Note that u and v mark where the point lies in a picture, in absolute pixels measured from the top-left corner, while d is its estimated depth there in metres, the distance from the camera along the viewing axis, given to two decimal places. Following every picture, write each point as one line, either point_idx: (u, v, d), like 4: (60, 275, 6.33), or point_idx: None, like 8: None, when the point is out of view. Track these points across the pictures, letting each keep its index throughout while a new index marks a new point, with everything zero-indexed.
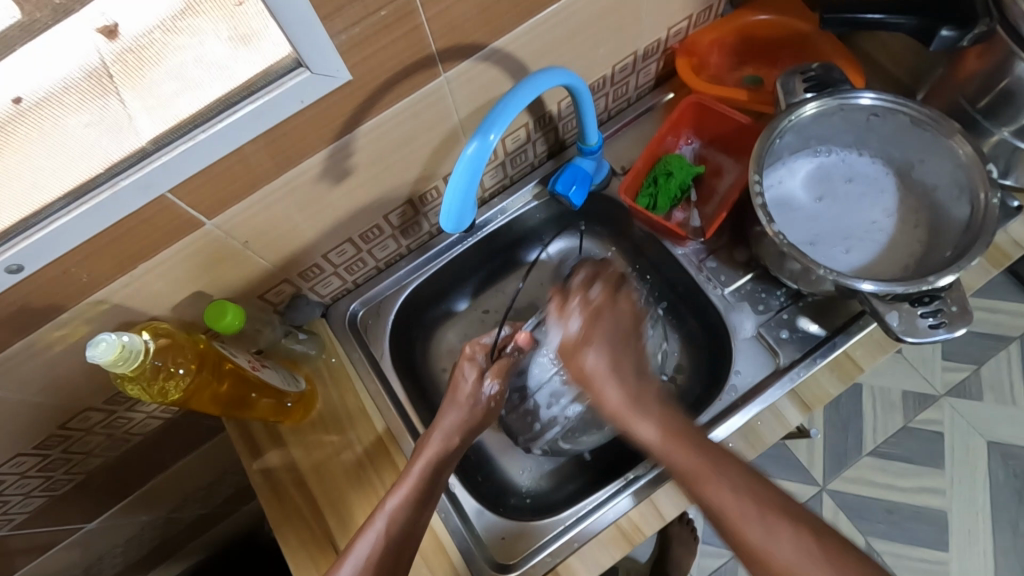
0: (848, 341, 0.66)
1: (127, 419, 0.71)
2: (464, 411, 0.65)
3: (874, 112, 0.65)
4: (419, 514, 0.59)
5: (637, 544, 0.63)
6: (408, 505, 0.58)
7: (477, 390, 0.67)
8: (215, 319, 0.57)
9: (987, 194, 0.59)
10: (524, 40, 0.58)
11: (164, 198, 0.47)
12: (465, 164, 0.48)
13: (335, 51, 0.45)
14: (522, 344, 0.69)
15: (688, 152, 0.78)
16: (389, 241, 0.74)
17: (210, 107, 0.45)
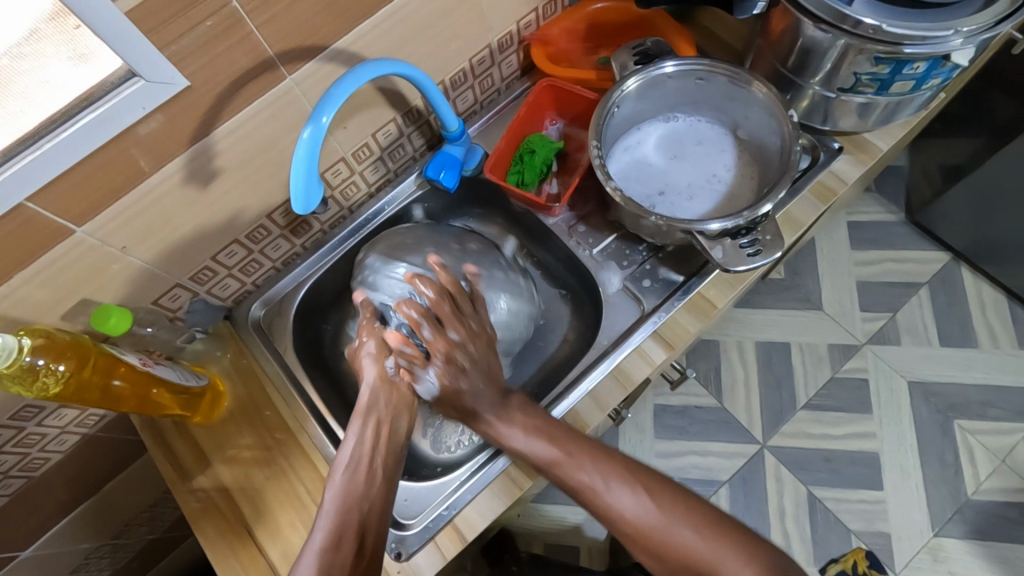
0: (702, 282, 0.73)
1: (41, 434, 0.74)
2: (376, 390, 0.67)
3: (696, 76, 0.72)
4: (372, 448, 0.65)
5: (526, 488, 0.68)
6: (365, 437, 0.65)
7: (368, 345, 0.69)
8: (101, 322, 0.61)
9: (793, 138, 0.67)
10: (366, 40, 0.65)
11: (25, 208, 0.51)
12: (304, 147, 0.54)
13: (165, 60, 0.50)
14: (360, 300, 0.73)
15: (553, 132, 0.84)
16: (280, 241, 0.79)
17: (54, 119, 0.50)
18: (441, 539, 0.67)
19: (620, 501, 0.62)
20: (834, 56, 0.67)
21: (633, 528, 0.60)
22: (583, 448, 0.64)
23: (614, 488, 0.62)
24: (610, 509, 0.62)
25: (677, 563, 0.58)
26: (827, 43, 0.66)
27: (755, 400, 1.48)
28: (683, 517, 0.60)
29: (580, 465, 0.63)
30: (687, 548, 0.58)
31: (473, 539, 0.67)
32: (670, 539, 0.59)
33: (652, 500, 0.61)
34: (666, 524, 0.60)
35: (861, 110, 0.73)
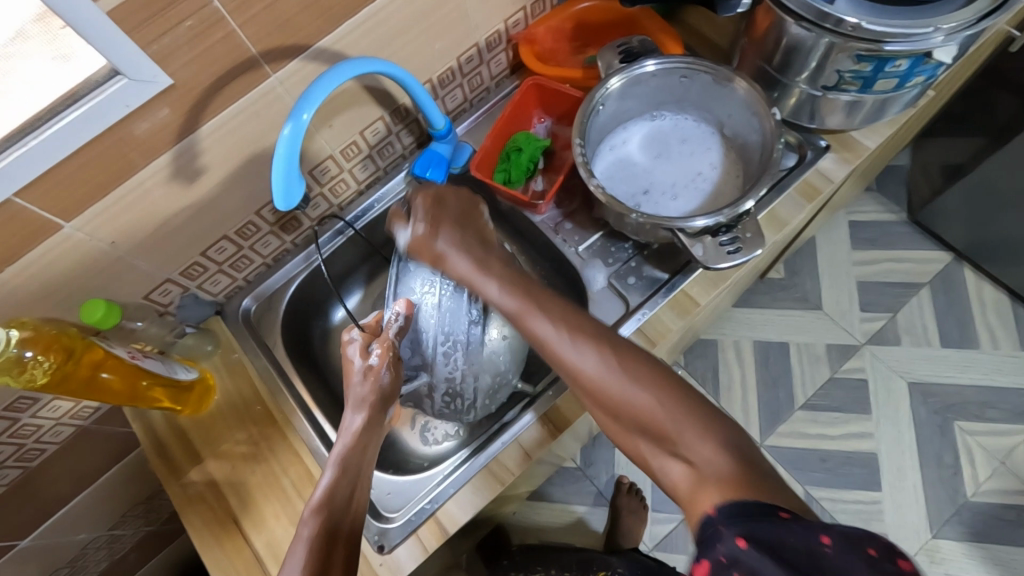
0: (686, 280, 0.73)
1: (36, 426, 0.76)
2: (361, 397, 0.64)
3: (681, 73, 0.72)
4: (353, 479, 0.59)
5: (507, 483, 0.69)
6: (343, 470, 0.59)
7: (366, 364, 0.65)
8: (89, 315, 0.63)
9: (775, 135, 0.67)
10: (350, 38, 0.65)
11: (13, 203, 0.52)
12: (284, 144, 0.55)
13: (148, 59, 0.52)
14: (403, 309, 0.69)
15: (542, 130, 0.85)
16: (270, 238, 0.80)
17: (38, 117, 0.51)
18: (423, 532, 0.68)
19: (635, 397, 0.51)
20: (819, 54, 0.67)
21: (591, 382, 0.53)
22: (578, 334, 0.56)
23: (582, 352, 0.54)
24: (574, 367, 0.54)
25: (639, 428, 0.51)
26: (811, 42, 0.66)
27: (751, 400, 1.48)
28: (646, 374, 0.52)
29: (574, 346, 0.55)
30: (640, 407, 0.51)
31: (454, 532, 0.68)
32: (622, 393, 0.52)
33: (615, 359, 0.53)
34: (622, 384, 0.52)
35: (848, 108, 0.73)
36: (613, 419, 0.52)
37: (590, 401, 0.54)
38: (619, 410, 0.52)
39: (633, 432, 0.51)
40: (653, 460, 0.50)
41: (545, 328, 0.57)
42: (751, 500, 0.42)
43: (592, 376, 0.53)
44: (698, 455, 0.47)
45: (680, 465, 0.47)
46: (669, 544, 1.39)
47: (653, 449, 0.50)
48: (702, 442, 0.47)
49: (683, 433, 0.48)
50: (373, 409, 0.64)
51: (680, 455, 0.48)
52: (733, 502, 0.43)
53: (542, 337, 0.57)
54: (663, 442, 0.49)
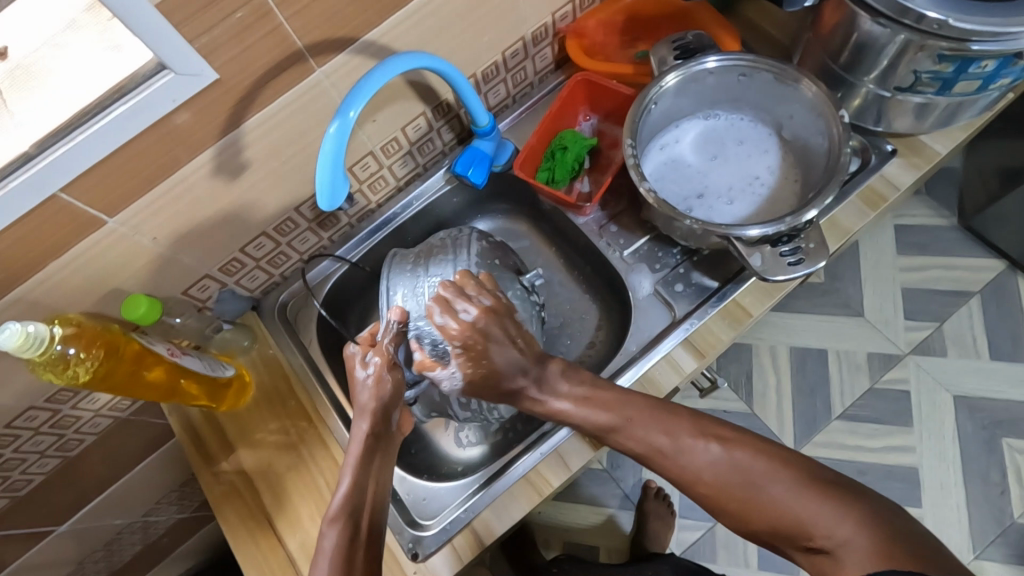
0: (738, 289, 0.70)
1: (75, 417, 0.76)
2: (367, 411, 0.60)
3: (741, 71, 0.69)
4: (360, 507, 0.57)
5: (546, 494, 0.67)
6: (354, 496, 0.57)
7: (362, 377, 0.60)
8: (131, 311, 0.62)
9: (842, 139, 0.63)
10: (397, 32, 0.63)
11: (60, 197, 0.52)
12: (330, 141, 0.54)
13: (195, 53, 0.50)
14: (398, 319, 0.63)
15: (589, 129, 0.82)
16: (308, 234, 0.78)
17: (86, 111, 0.50)
18: (458, 541, 0.66)
19: (777, 494, 0.55)
20: (892, 53, 0.62)
21: (711, 475, 0.57)
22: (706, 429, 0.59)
23: (711, 454, 0.58)
24: (682, 464, 0.58)
25: (770, 532, 0.55)
26: (885, 39, 0.61)
27: (787, 408, 1.42)
28: (767, 470, 0.56)
29: (704, 449, 0.58)
30: (773, 505, 0.55)
31: (490, 544, 0.66)
32: (769, 496, 0.55)
33: (738, 450, 0.58)
34: (754, 484, 0.56)
35: (919, 111, 0.68)
36: (747, 524, 0.57)
37: (733, 509, 0.57)
38: (755, 518, 0.56)
39: (758, 528, 0.56)
40: (788, 549, 0.56)
41: (717, 454, 0.58)
42: (903, 570, 0.47)
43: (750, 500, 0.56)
44: (836, 535, 0.51)
45: (820, 556, 0.52)
46: (697, 552, 1.36)
47: (790, 541, 0.54)
48: (844, 524, 0.51)
49: (838, 522, 0.52)
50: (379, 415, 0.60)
51: (816, 538, 0.52)
52: (886, 570, 0.48)
53: (654, 444, 0.60)
54: (795, 538, 0.54)
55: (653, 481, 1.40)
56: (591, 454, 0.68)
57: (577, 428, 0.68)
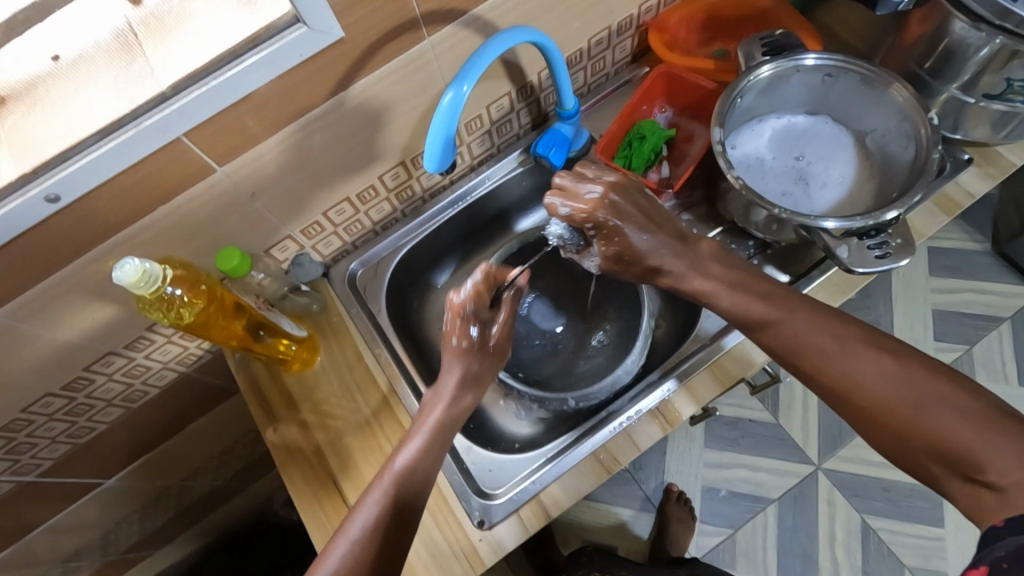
0: (810, 285, 0.71)
1: (145, 368, 0.77)
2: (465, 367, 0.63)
3: (827, 72, 0.70)
4: (432, 459, 0.59)
5: (614, 472, 0.68)
6: (435, 440, 0.60)
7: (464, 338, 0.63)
8: (225, 262, 0.64)
9: (931, 142, 0.65)
10: (501, 9, 0.65)
11: (180, 141, 0.53)
12: (443, 111, 0.55)
13: (329, 8, 0.52)
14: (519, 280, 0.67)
15: (590, 199, 0.61)
16: (385, 205, 0.80)
17: (221, 59, 0.51)
18: (524, 512, 0.67)
19: (936, 420, 0.46)
20: (982, 59, 0.64)
21: (875, 396, 0.50)
22: (892, 354, 0.51)
23: (868, 359, 0.51)
24: (885, 405, 0.49)
25: (932, 455, 0.46)
26: (979, 43, 0.63)
27: (814, 419, 1.42)
28: (937, 388, 0.48)
29: (937, 400, 0.47)
30: (940, 431, 0.46)
31: (557, 516, 0.67)
32: (920, 416, 0.47)
33: (888, 363, 0.50)
34: (920, 405, 0.47)
35: (997, 121, 0.70)
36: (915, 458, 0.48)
37: (882, 430, 0.49)
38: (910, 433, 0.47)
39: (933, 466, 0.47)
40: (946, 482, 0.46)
41: (935, 418, 0.46)
42: None
43: (872, 397, 0.50)
44: (1006, 478, 0.42)
45: (983, 490, 0.43)
46: (717, 558, 1.35)
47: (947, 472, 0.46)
48: (1001, 454, 0.43)
49: (992, 455, 0.43)
50: (472, 363, 0.63)
51: (983, 472, 0.43)
52: None
53: (858, 390, 0.51)
54: (959, 466, 0.45)
55: (676, 485, 1.40)
56: (660, 436, 0.69)
57: (646, 411, 0.69)
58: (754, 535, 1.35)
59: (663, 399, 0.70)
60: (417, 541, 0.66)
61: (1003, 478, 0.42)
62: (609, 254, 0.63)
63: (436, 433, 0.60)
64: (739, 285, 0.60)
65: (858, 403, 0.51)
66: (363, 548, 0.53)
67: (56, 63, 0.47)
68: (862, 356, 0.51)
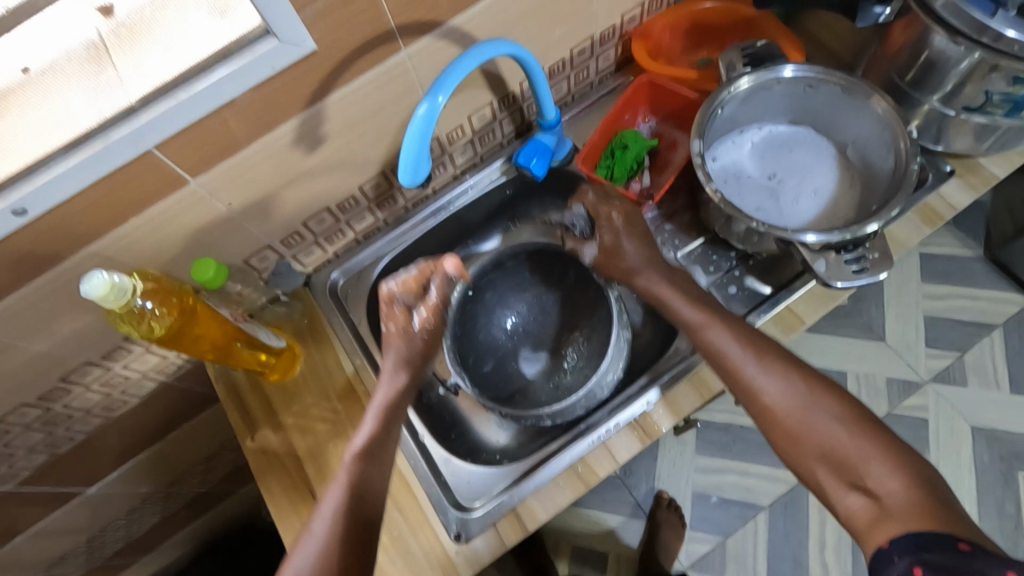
0: (791, 296, 0.71)
1: (124, 377, 0.77)
2: (403, 347, 0.70)
3: (809, 83, 0.70)
4: (386, 441, 0.64)
5: (592, 485, 0.67)
6: (383, 422, 0.65)
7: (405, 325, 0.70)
8: (199, 273, 0.63)
9: (910, 154, 0.64)
10: (479, 20, 0.65)
11: (151, 154, 0.53)
12: (417, 122, 0.55)
13: (300, 21, 0.51)
14: (451, 271, 0.67)
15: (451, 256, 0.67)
16: (366, 214, 0.80)
17: (191, 71, 0.51)
18: (501, 525, 0.67)
19: (830, 435, 0.55)
20: (962, 71, 0.64)
21: (782, 409, 0.58)
22: (785, 368, 0.60)
23: (774, 377, 0.59)
24: (784, 419, 0.57)
25: (820, 458, 0.55)
26: (957, 56, 0.63)
27: None
28: (828, 406, 0.57)
29: (828, 415, 0.56)
30: (829, 442, 0.55)
31: (534, 529, 0.67)
32: (819, 433, 0.55)
33: (796, 384, 0.58)
34: (809, 421, 0.56)
35: (980, 132, 0.69)
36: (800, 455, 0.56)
37: (779, 437, 0.58)
38: (800, 442, 0.56)
39: (813, 463, 0.56)
40: (828, 488, 0.54)
41: (834, 433, 0.55)
42: (923, 531, 0.46)
43: (773, 407, 0.58)
44: (883, 487, 0.50)
45: (860, 495, 0.52)
46: (706, 565, 1.35)
47: (831, 477, 0.54)
48: (871, 463, 0.52)
49: (870, 465, 0.52)
50: (403, 352, 0.70)
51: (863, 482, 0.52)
52: (908, 533, 0.47)
53: (765, 400, 0.59)
54: (843, 471, 0.53)
55: (666, 491, 1.40)
56: (639, 448, 0.68)
57: (625, 423, 0.69)
58: (744, 542, 1.35)
59: (643, 410, 0.69)
60: (394, 555, 0.66)
61: (879, 487, 0.51)
62: (604, 245, 0.73)
63: (382, 416, 0.66)
64: (690, 299, 0.67)
65: (760, 413, 0.59)
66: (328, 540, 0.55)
67: (26, 75, 0.48)
68: (771, 371, 0.60)
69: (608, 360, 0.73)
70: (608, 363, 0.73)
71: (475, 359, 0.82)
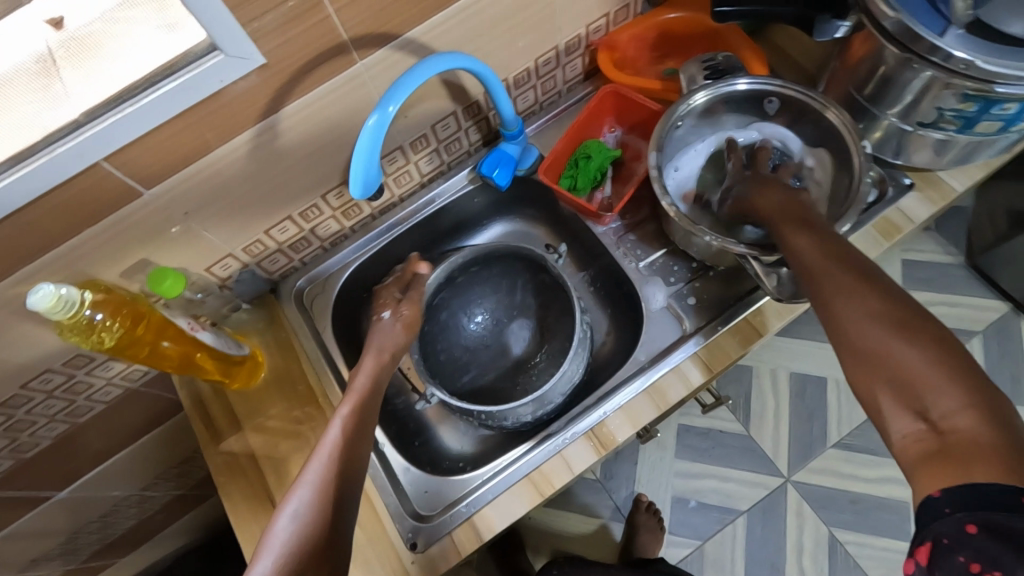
0: (750, 308, 0.71)
1: (89, 383, 0.77)
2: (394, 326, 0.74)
3: (764, 96, 0.71)
4: (367, 412, 0.64)
5: (548, 495, 0.68)
6: (364, 398, 0.65)
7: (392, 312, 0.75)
8: (155, 283, 0.64)
9: (864, 169, 0.65)
10: (437, 31, 0.65)
11: (101, 166, 0.53)
12: (367, 135, 0.55)
13: (246, 35, 0.51)
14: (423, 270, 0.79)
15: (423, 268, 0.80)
16: (332, 221, 0.80)
17: (137, 84, 0.51)
18: (457, 534, 0.67)
19: (909, 357, 0.45)
20: (917, 88, 0.64)
21: (864, 323, 0.48)
22: (863, 282, 0.51)
23: (856, 288, 0.50)
24: (862, 333, 0.48)
25: (887, 381, 0.46)
26: (911, 72, 0.63)
27: (783, 432, 1.41)
28: (923, 332, 0.46)
29: (914, 339, 0.46)
30: (906, 365, 0.45)
31: (489, 539, 0.67)
32: (896, 356, 0.46)
33: (883, 299, 0.49)
34: (889, 344, 0.46)
35: (937, 147, 0.70)
36: (867, 373, 0.47)
37: (844, 348, 0.49)
38: (873, 360, 0.47)
39: (875, 385, 0.47)
40: (889, 416, 0.45)
41: (914, 355, 0.45)
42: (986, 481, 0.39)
43: (852, 320, 0.49)
44: (950, 421, 0.42)
45: (921, 425, 0.43)
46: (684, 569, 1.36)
47: (894, 404, 0.45)
48: (946, 396, 0.43)
49: (944, 395, 0.43)
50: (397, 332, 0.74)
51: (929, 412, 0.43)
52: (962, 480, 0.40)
53: (841, 310, 0.50)
54: (908, 394, 0.44)
55: (645, 495, 1.40)
56: (595, 458, 0.69)
57: (581, 433, 0.69)
58: (721, 547, 1.36)
59: (600, 420, 0.70)
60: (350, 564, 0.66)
61: (943, 418, 0.42)
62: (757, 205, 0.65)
63: (362, 390, 0.66)
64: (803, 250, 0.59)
65: (830, 328, 0.51)
66: (309, 507, 0.53)
67: None
68: (851, 286, 0.50)
69: (566, 362, 0.75)
70: (567, 363, 0.75)
71: (447, 375, 0.83)
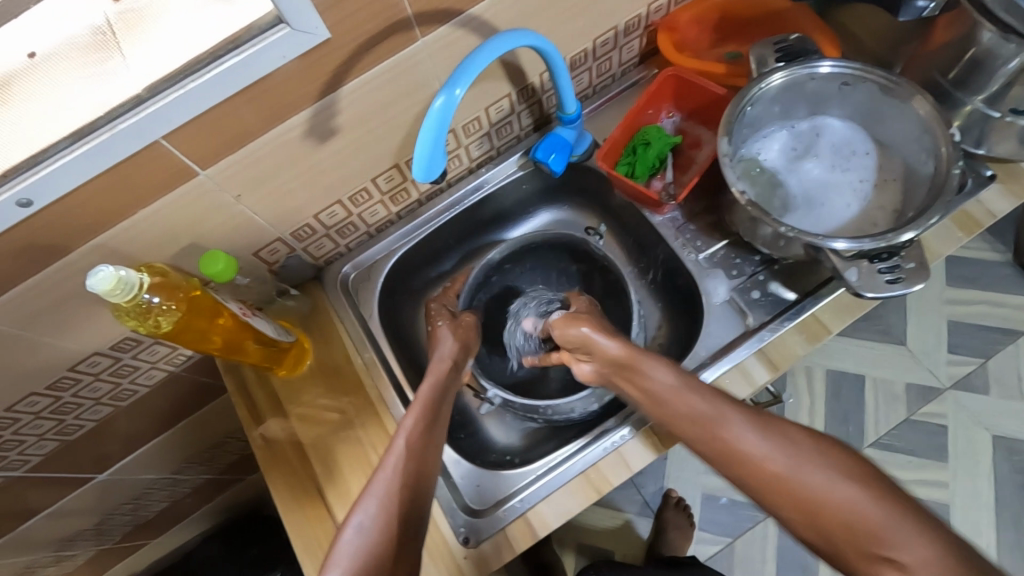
0: (818, 304, 0.68)
1: (133, 367, 0.76)
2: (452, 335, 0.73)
3: (844, 80, 0.66)
4: (433, 424, 0.62)
5: (605, 493, 0.66)
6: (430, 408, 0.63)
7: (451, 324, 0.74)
8: (208, 267, 0.62)
9: (951, 159, 0.61)
10: (499, 8, 0.62)
11: (159, 145, 0.51)
12: (433, 117, 0.52)
13: (312, 8, 0.49)
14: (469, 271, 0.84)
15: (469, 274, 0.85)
16: (379, 207, 0.78)
17: (200, 59, 0.49)
18: (511, 530, 0.65)
19: (840, 494, 0.49)
20: (1012, 71, 0.60)
21: (777, 465, 0.52)
22: (773, 433, 0.54)
23: (769, 449, 0.53)
24: (803, 489, 0.50)
25: (840, 525, 0.49)
26: (1008, 55, 0.59)
27: (818, 429, 1.36)
28: (834, 459, 0.51)
29: (822, 469, 0.51)
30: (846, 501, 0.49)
31: (544, 536, 0.65)
32: (825, 493, 0.49)
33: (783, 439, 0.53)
34: (793, 473, 0.51)
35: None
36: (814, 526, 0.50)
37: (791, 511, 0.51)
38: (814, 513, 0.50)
39: (831, 532, 0.49)
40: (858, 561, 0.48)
41: (847, 486, 0.49)
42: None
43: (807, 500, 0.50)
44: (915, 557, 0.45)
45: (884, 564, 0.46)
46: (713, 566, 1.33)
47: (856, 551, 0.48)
48: (915, 542, 0.45)
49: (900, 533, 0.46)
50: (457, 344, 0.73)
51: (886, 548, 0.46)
52: None
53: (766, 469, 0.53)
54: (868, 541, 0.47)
55: (676, 491, 1.37)
56: (654, 456, 0.66)
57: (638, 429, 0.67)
58: (752, 545, 1.33)
59: None
60: None
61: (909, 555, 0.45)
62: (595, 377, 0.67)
63: (425, 401, 0.64)
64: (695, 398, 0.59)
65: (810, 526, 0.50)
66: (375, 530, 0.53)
67: (31, 59, 0.47)
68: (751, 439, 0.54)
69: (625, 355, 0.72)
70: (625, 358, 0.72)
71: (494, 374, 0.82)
